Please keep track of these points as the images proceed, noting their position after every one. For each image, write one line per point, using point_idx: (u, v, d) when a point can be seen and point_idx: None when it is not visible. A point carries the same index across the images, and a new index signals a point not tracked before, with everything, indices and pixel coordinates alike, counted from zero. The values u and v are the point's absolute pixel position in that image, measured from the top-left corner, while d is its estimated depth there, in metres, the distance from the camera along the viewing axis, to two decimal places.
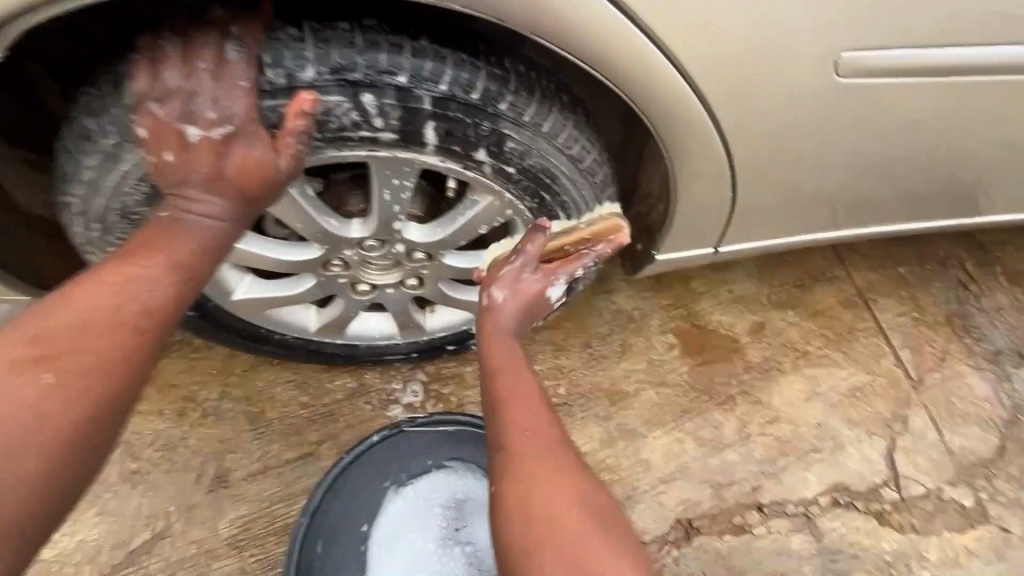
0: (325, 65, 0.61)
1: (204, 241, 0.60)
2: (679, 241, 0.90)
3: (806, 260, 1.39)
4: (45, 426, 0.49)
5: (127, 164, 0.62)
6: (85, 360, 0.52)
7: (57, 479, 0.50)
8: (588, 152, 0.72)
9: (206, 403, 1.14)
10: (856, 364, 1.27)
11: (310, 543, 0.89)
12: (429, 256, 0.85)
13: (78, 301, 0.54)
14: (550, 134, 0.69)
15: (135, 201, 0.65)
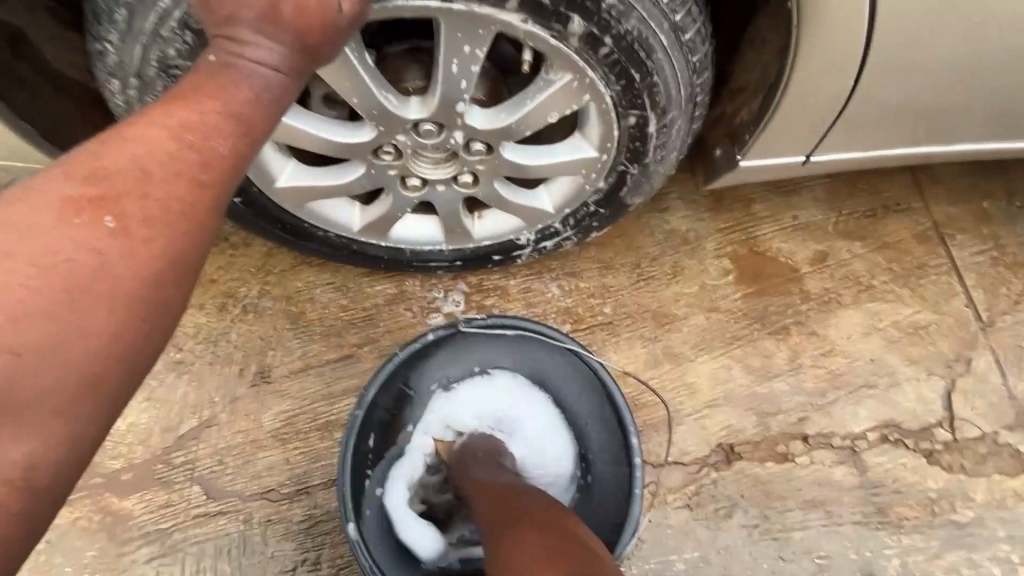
0: None
1: (260, 92, 0.53)
2: (767, 146, 0.80)
3: (881, 187, 1.27)
4: (107, 276, 0.46)
5: (165, 2, 0.56)
6: (144, 207, 0.48)
7: (127, 336, 0.47)
8: (688, 20, 0.64)
9: (246, 299, 1.13)
10: (923, 302, 1.19)
11: (363, 438, 0.87)
12: (488, 148, 0.77)
13: (131, 143, 0.49)
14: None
15: (174, 49, 0.59)
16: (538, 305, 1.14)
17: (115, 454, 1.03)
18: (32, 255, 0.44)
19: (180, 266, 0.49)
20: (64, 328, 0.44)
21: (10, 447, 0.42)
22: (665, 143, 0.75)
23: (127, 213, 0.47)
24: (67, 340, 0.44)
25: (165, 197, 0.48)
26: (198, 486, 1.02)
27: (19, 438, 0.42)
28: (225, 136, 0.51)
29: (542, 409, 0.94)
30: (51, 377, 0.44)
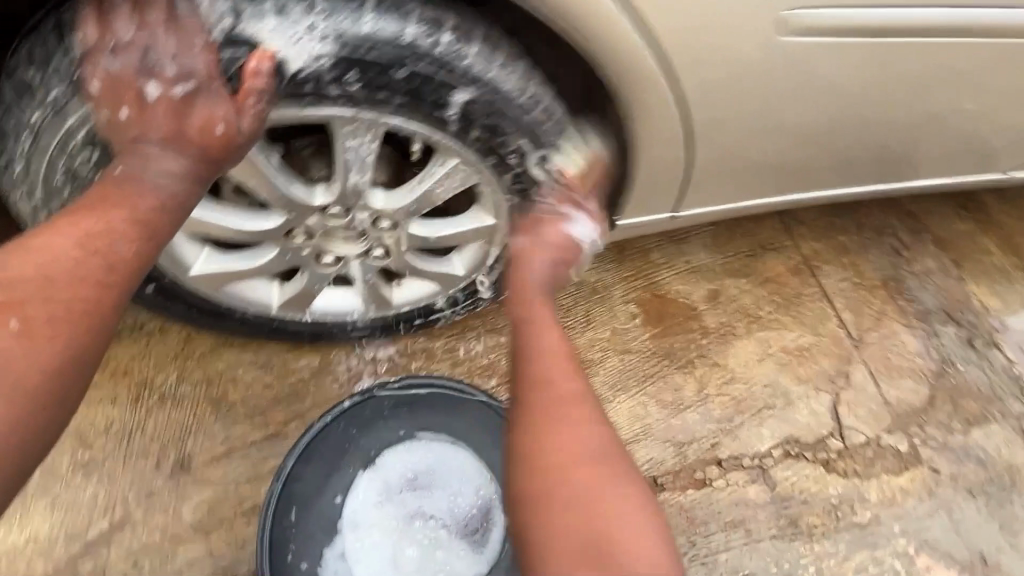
0: (282, 19, 0.64)
1: (167, 201, 0.66)
2: (639, 205, 0.93)
3: (756, 230, 1.46)
4: (7, 377, 0.55)
5: (70, 121, 0.65)
6: (46, 311, 0.58)
7: (21, 429, 0.55)
8: (548, 108, 0.76)
9: (163, 386, 1.10)
10: (803, 327, 1.36)
11: (283, 513, 0.89)
12: (393, 224, 0.85)
13: (40, 254, 0.60)
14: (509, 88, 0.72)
15: (79, 159, 0.68)
16: (464, 363, 1.20)
17: (12, 572, 0.95)
18: None
19: (79, 361, 0.59)
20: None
21: None
22: None
23: (27, 313, 0.57)
24: None
25: (64, 296, 0.59)
26: None
27: None
28: (128, 245, 0.63)
29: (468, 464, 0.97)
30: None
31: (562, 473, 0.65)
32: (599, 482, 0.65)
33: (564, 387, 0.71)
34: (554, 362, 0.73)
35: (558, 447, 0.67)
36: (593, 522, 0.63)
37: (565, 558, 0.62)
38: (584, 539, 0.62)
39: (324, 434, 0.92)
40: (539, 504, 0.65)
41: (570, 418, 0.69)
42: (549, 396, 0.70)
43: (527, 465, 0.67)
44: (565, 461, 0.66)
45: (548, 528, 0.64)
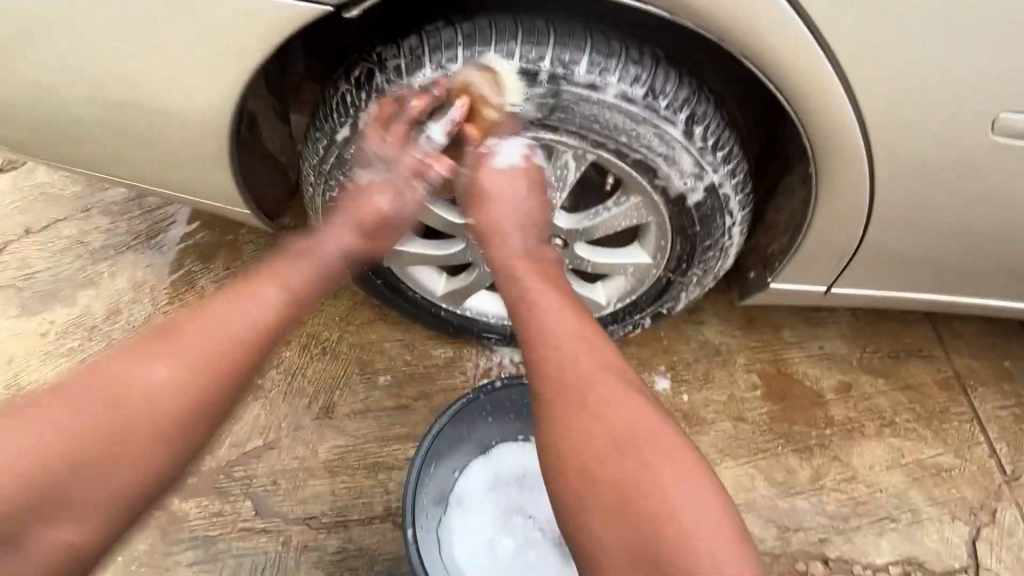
0: (558, 61, 0.75)
1: (341, 246, 0.81)
2: (795, 275, 0.97)
3: (902, 332, 1.38)
4: (159, 413, 0.65)
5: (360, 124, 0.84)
6: (196, 356, 0.67)
7: (156, 465, 0.65)
8: (744, 196, 0.86)
9: (326, 342, 1.30)
10: (945, 445, 1.25)
11: (424, 470, 0.97)
12: (565, 243, 0.96)
13: (210, 307, 0.71)
14: (717, 169, 0.82)
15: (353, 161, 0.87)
16: None
17: None
18: (120, 380, 0.64)
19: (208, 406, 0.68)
20: (116, 452, 0.63)
21: (79, 524, 0.62)
22: (708, 259, 0.94)
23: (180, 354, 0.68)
24: (125, 461, 0.63)
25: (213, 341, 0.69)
26: (249, 501, 1.12)
27: (76, 522, 0.62)
28: (281, 304, 0.73)
29: None
30: (114, 482, 0.63)
31: (608, 443, 0.68)
32: (654, 448, 0.67)
33: (594, 354, 0.74)
34: (569, 339, 0.74)
35: (605, 425, 0.69)
36: (648, 501, 0.64)
37: (596, 510, 0.66)
38: (642, 494, 0.65)
39: (472, 411, 1.02)
40: (576, 466, 0.68)
41: (627, 400, 0.71)
42: (578, 355, 0.73)
43: (569, 430, 0.70)
44: (634, 433, 0.68)
45: (592, 485, 0.67)
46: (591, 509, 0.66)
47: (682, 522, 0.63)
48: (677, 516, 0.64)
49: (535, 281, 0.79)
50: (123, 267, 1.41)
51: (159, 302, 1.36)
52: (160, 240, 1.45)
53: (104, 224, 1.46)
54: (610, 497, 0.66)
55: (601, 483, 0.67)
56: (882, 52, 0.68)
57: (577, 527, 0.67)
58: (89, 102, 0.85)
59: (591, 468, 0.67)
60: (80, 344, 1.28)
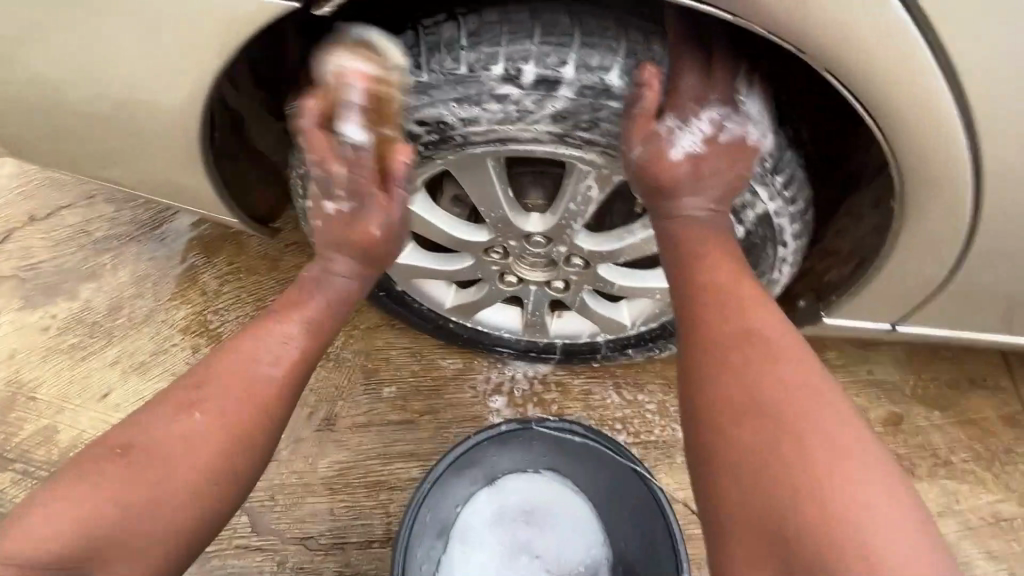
0: (584, 67, 0.59)
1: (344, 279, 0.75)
2: (854, 309, 0.83)
3: (965, 359, 1.23)
4: (235, 426, 0.65)
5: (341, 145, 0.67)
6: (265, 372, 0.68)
7: (233, 471, 0.65)
8: (805, 226, 0.71)
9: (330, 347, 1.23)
10: (1008, 492, 1.12)
11: (422, 511, 0.89)
12: (585, 264, 0.85)
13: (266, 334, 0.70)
14: (775, 193, 0.66)
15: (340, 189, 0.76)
16: (597, 409, 1.18)
17: None
18: (197, 403, 0.65)
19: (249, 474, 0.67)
20: (198, 463, 0.63)
21: (161, 539, 0.60)
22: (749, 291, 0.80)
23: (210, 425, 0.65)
24: (205, 469, 0.63)
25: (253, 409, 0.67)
26: (245, 517, 1.07)
27: (161, 535, 0.60)
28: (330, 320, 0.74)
29: (584, 520, 0.96)
30: (195, 495, 0.62)
31: (759, 399, 0.54)
32: (823, 439, 0.51)
33: (779, 332, 0.58)
34: (733, 301, 0.60)
35: (763, 395, 0.54)
36: (795, 483, 0.50)
37: (739, 477, 0.53)
38: (799, 492, 0.50)
39: (477, 448, 0.93)
40: (722, 406, 0.56)
41: (811, 388, 0.55)
42: (754, 323, 0.58)
43: (707, 366, 0.58)
44: (792, 409, 0.53)
45: (734, 431, 0.54)
46: (736, 495, 0.52)
47: (867, 552, 0.46)
48: (852, 538, 0.47)
49: (707, 252, 0.62)
50: (126, 259, 1.35)
51: (161, 297, 1.31)
52: (163, 231, 1.39)
53: (109, 211, 1.41)
54: (748, 464, 0.52)
55: (740, 454, 0.53)
56: (1005, 59, 0.53)
57: (720, 515, 0.53)
58: (58, 98, 0.76)
59: (739, 430, 0.54)
60: (81, 340, 1.24)
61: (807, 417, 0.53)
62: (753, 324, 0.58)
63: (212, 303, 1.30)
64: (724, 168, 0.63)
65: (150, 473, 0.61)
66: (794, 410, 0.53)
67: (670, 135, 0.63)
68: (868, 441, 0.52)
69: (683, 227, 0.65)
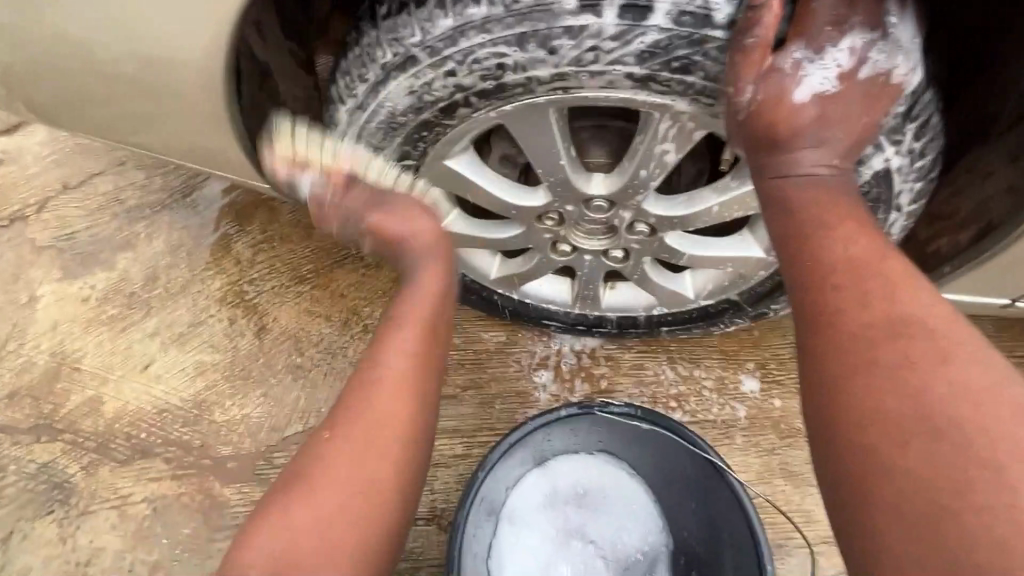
0: None
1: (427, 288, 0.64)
2: (965, 283, 0.72)
3: None
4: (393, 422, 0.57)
5: (387, 100, 0.57)
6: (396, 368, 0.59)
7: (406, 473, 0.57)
8: (927, 184, 0.60)
9: (368, 319, 1.19)
10: None
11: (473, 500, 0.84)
12: (651, 231, 0.76)
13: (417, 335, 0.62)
14: (904, 143, 0.55)
15: (381, 148, 0.65)
16: (649, 386, 1.10)
17: (226, 441, 1.09)
18: (354, 423, 0.56)
19: (418, 468, 0.58)
20: (371, 479, 0.54)
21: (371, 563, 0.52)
22: None
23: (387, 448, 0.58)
24: (388, 479, 0.55)
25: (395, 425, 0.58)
26: None
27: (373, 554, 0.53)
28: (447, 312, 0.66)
29: (642, 505, 0.90)
30: (384, 513, 0.54)
31: (930, 412, 0.40)
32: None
33: (948, 321, 0.43)
34: (862, 265, 0.47)
35: (912, 384, 0.41)
36: (953, 505, 0.37)
37: (907, 518, 0.38)
38: (1007, 545, 0.34)
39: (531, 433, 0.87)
40: (871, 418, 0.42)
41: (997, 398, 0.39)
42: (908, 308, 0.44)
43: (845, 364, 0.44)
44: (959, 409, 0.39)
45: (894, 456, 0.40)
46: (900, 541, 0.38)
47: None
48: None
49: (822, 209, 0.50)
50: (159, 228, 1.32)
51: (196, 267, 1.28)
52: (195, 198, 1.35)
53: (140, 179, 1.37)
54: (887, 466, 0.40)
55: (874, 454, 0.41)
56: None
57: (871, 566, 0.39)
58: (71, 56, 0.69)
59: (876, 426, 0.41)
60: (120, 311, 1.23)
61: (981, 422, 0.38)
62: (889, 294, 0.45)
63: (247, 273, 1.26)
64: (856, 113, 0.52)
65: (318, 510, 0.51)
66: (961, 410, 0.39)
67: (796, 72, 0.52)
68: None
69: (797, 185, 0.52)
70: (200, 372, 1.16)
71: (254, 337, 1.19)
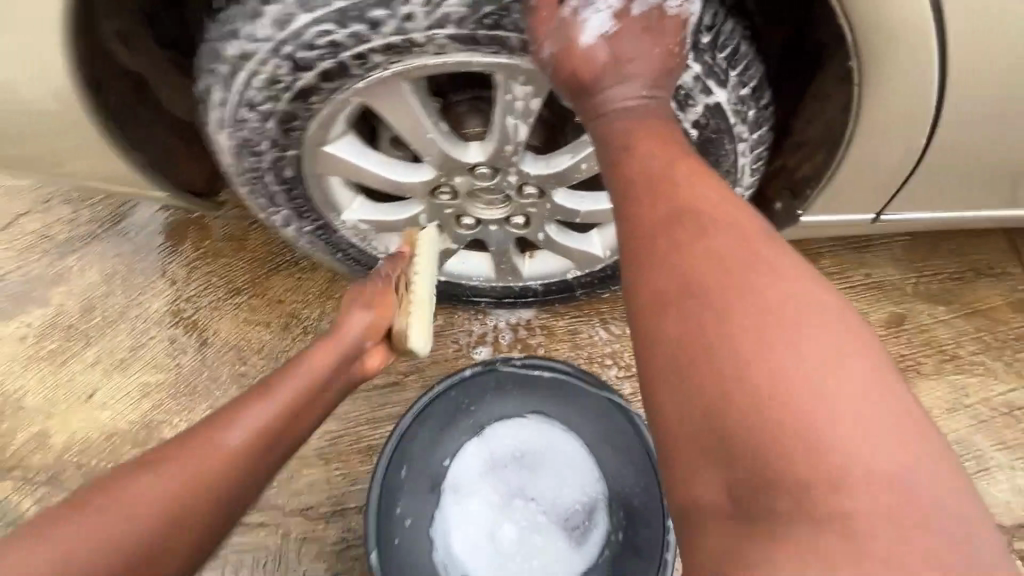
0: None
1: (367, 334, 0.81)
2: (831, 203, 0.77)
3: (967, 250, 1.16)
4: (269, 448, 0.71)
5: (244, 91, 0.60)
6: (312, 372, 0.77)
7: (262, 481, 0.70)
8: (761, 112, 0.65)
9: (308, 321, 1.21)
10: (1021, 379, 1.06)
11: (396, 467, 0.89)
12: (540, 193, 0.79)
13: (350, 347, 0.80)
14: (723, 72, 0.60)
15: (256, 144, 0.67)
16: (584, 349, 1.14)
17: None
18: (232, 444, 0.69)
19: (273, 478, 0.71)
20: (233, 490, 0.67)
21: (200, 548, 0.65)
22: None
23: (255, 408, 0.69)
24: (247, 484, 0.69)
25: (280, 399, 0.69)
26: None
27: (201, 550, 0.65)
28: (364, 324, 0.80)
29: (577, 456, 0.93)
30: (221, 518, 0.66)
31: (719, 301, 0.46)
32: (779, 324, 0.43)
33: (729, 208, 0.50)
34: (664, 174, 0.52)
35: (694, 265, 0.48)
36: (732, 370, 0.43)
37: (686, 383, 0.44)
38: (760, 391, 0.41)
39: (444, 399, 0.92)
40: (664, 297, 0.48)
41: (764, 265, 0.47)
42: (697, 203, 0.51)
43: (647, 260, 0.50)
44: (733, 278, 0.46)
45: (678, 329, 0.46)
46: (683, 405, 0.44)
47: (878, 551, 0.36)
48: (835, 488, 0.38)
49: (634, 129, 0.54)
50: (92, 260, 1.32)
51: (132, 293, 1.28)
52: (125, 225, 1.35)
53: (67, 214, 1.37)
54: (678, 345, 0.46)
55: (670, 335, 0.47)
56: None
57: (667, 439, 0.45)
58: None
59: (670, 307, 0.47)
60: (60, 344, 1.23)
61: (751, 285, 0.46)
62: (686, 197, 0.51)
63: (184, 291, 1.27)
64: (647, 46, 0.55)
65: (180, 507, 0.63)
66: (735, 275, 0.46)
67: (576, 19, 0.55)
68: (869, 351, 0.43)
69: (616, 114, 0.55)
70: (144, 393, 1.17)
71: (196, 353, 1.20)
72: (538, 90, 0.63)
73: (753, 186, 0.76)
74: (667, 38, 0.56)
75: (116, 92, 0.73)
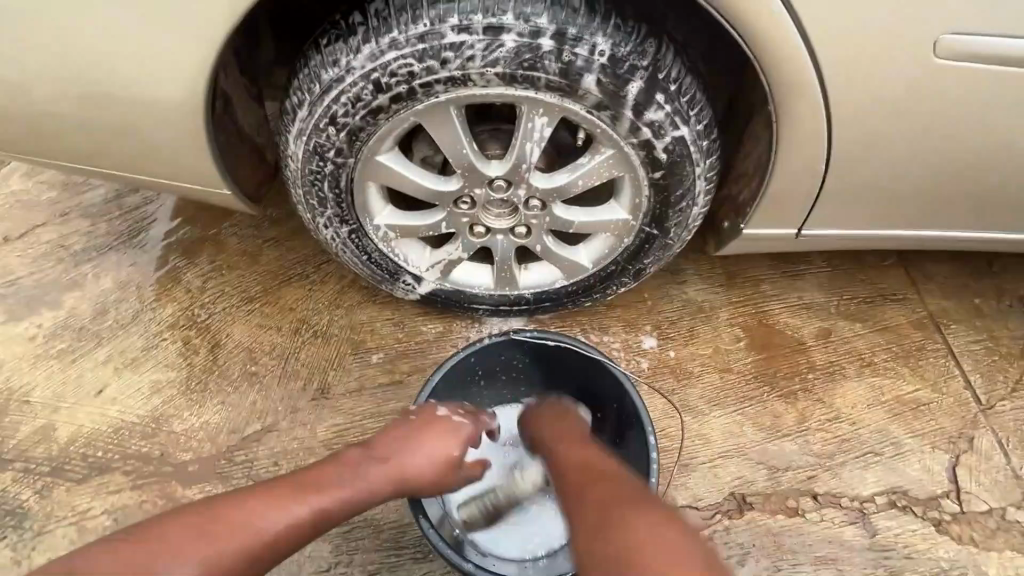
0: (521, 16, 0.74)
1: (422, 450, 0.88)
2: (766, 217, 0.98)
3: (877, 278, 1.42)
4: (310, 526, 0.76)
5: (331, 104, 0.80)
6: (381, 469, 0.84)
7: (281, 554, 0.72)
8: (710, 144, 0.89)
9: (317, 326, 1.32)
10: (923, 381, 1.30)
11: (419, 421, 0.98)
12: (542, 205, 0.99)
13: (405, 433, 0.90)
14: (683, 112, 0.83)
15: (327, 148, 0.86)
16: None
17: (187, 448, 1.17)
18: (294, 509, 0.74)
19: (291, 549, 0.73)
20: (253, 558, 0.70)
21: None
22: (683, 214, 0.97)
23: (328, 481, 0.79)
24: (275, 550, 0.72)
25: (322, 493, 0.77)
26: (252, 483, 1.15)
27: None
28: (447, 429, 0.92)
29: None
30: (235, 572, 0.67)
31: (583, 493, 0.77)
32: (606, 532, 0.69)
33: (596, 463, 0.83)
34: (567, 443, 0.88)
35: (573, 465, 0.83)
36: (581, 519, 0.73)
37: (573, 504, 0.76)
38: (608, 534, 0.68)
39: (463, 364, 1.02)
40: (561, 475, 0.83)
41: (608, 502, 0.73)
42: (581, 456, 0.84)
43: (561, 438, 0.90)
44: (589, 494, 0.76)
45: (564, 492, 0.80)
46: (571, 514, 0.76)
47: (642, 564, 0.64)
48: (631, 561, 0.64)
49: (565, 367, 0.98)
50: (106, 268, 1.40)
51: (145, 299, 1.36)
52: (141, 237, 1.44)
53: (84, 226, 1.45)
54: (567, 503, 0.78)
55: (564, 498, 0.79)
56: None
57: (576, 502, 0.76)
58: (74, 94, 0.87)
59: (563, 482, 0.81)
60: (71, 344, 1.28)
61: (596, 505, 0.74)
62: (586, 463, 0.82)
63: (197, 298, 1.36)
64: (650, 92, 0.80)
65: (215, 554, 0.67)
66: (587, 495, 0.76)
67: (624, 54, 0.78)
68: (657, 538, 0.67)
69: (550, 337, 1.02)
70: (155, 390, 1.23)
71: (208, 354, 1.28)
72: (551, 119, 0.84)
73: (707, 204, 0.99)
74: (648, 86, 0.80)
75: (219, 103, 0.90)
